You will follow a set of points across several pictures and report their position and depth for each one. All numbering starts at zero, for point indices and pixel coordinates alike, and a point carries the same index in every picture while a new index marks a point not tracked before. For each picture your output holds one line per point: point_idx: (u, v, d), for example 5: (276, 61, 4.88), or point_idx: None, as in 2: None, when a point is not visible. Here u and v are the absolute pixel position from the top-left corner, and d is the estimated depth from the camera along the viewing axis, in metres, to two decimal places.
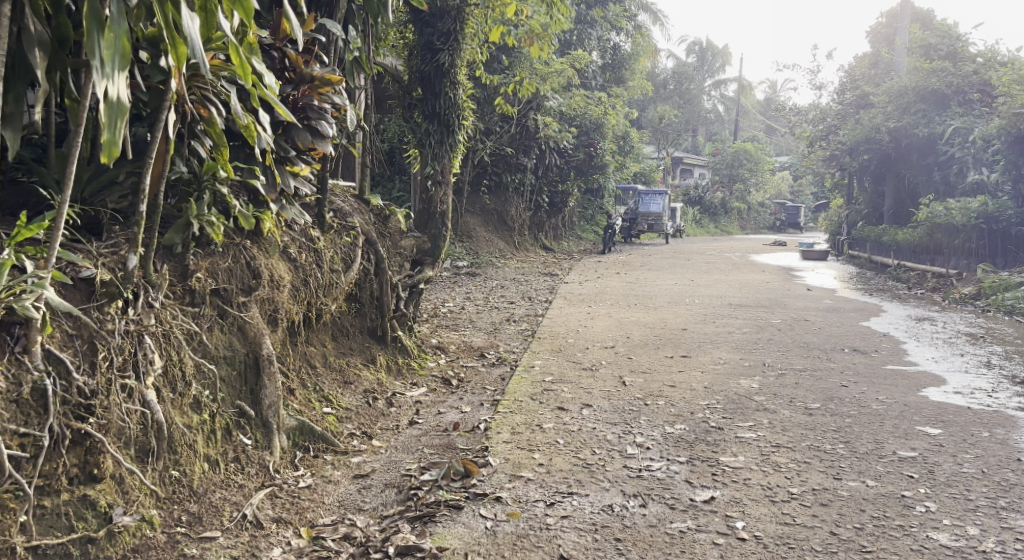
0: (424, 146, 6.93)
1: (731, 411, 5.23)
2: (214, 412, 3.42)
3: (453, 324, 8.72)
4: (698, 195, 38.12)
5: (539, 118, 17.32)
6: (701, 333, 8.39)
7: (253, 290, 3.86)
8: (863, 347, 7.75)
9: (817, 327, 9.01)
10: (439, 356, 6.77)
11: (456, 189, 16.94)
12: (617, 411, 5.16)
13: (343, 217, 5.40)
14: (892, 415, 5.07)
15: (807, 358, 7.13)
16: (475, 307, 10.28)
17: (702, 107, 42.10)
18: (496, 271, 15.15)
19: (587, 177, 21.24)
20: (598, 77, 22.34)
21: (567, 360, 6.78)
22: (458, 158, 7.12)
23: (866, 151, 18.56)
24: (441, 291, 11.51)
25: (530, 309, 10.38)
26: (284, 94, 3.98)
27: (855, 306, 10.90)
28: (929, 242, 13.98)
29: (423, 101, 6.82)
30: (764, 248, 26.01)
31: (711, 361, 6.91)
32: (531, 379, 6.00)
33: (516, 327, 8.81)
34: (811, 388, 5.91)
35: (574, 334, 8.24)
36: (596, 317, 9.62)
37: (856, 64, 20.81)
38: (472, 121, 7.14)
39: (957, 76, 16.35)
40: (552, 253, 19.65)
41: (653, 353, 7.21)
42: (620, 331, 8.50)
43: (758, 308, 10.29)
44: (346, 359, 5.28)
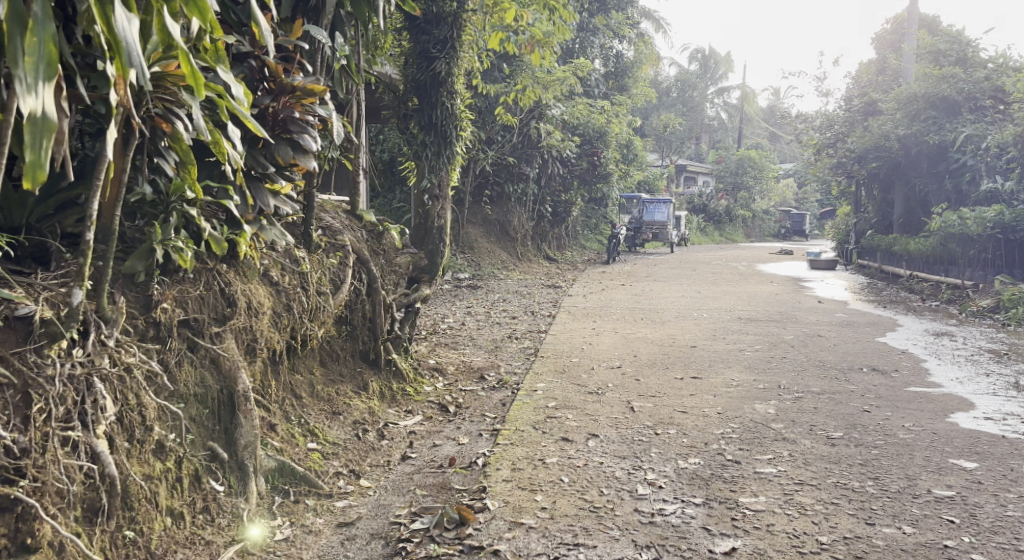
0: (420, 158, 6.62)
1: (748, 442, 4.89)
2: (180, 458, 3.10)
3: (452, 342, 8.39)
4: (703, 203, 37.79)
5: (541, 126, 17.05)
6: (711, 351, 8.06)
7: (227, 318, 3.53)
8: (883, 365, 7.42)
9: (832, 343, 8.67)
10: (437, 379, 6.43)
11: (456, 199, 16.65)
12: (625, 442, 4.83)
13: (332, 236, 5.08)
14: (922, 446, 4.75)
15: (823, 379, 6.80)
16: (476, 322, 9.95)
17: (704, 115, 41.83)
18: (499, 283, 14.84)
19: (590, 186, 20.93)
20: (601, 85, 22.05)
21: (572, 383, 6.44)
22: (456, 171, 6.79)
23: (875, 159, 18.13)
24: (441, 305, 11.19)
25: (533, 324, 10.05)
26: (262, 106, 3.65)
27: (869, 319, 10.56)
28: (943, 252, 13.65)
29: (420, 111, 6.50)
30: (770, 256, 25.66)
31: (723, 383, 6.57)
32: (533, 405, 5.67)
33: (518, 345, 8.48)
34: (832, 415, 5.58)
35: (579, 352, 7.90)
36: (601, 333, 9.28)
37: (863, 71, 20.54)
38: (470, 132, 6.83)
39: (969, 82, 16.05)
40: (555, 264, 19.34)
41: (661, 374, 6.87)
42: (627, 349, 8.18)
43: (768, 323, 9.95)
44: (335, 387, 4.96)
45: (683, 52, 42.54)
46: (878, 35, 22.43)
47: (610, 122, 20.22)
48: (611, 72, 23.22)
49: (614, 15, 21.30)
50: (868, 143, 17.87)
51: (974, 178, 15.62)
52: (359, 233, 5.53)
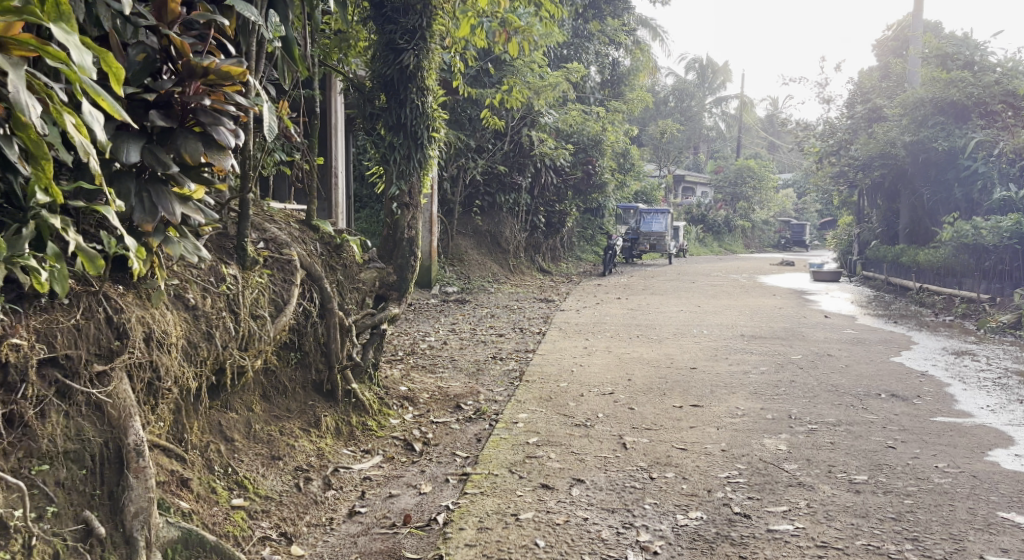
0: (387, 163, 5.90)
1: (759, 488, 4.21)
2: (32, 540, 2.43)
3: (430, 364, 7.69)
4: (701, 213, 37.18)
5: (533, 134, 16.48)
6: (712, 373, 7.38)
7: (115, 354, 2.82)
8: (903, 390, 6.75)
9: (844, 364, 7.98)
10: (406, 410, 5.74)
11: (445, 210, 15.97)
12: (615, 489, 4.14)
13: (277, 251, 4.40)
14: (962, 496, 4.11)
15: (839, 407, 6.11)
16: (459, 341, 9.25)
17: (702, 124, 41.30)
18: (489, 297, 14.17)
19: (585, 196, 20.28)
20: (596, 93, 21.44)
21: (558, 414, 5.75)
22: (429, 179, 6.12)
23: (879, 166, 17.53)
24: (424, 323, 10.50)
25: (520, 343, 9.36)
26: (164, 91, 2.95)
27: (881, 336, 9.88)
28: (955, 264, 13.03)
29: (389, 112, 5.82)
30: (770, 268, 24.99)
31: (727, 413, 5.88)
32: (512, 441, 4.99)
33: (502, 366, 7.78)
34: (854, 452, 4.90)
35: (569, 376, 7.20)
36: (592, 352, 8.59)
37: (864, 77, 20.00)
38: (443, 133, 6.16)
39: (979, 86, 15.46)
40: (548, 276, 18.66)
41: (657, 401, 6.17)
42: (621, 371, 7.50)
43: (773, 341, 9.28)
44: (278, 426, 4.26)
45: (681, 60, 42.07)
46: (879, 41, 21.89)
47: (606, 130, 19.64)
48: (607, 80, 22.70)
49: (610, 21, 20.75)
50: (873, 150, 17.22)
51: (986, 187, 15.02)
52: (311, 247, 4.84)
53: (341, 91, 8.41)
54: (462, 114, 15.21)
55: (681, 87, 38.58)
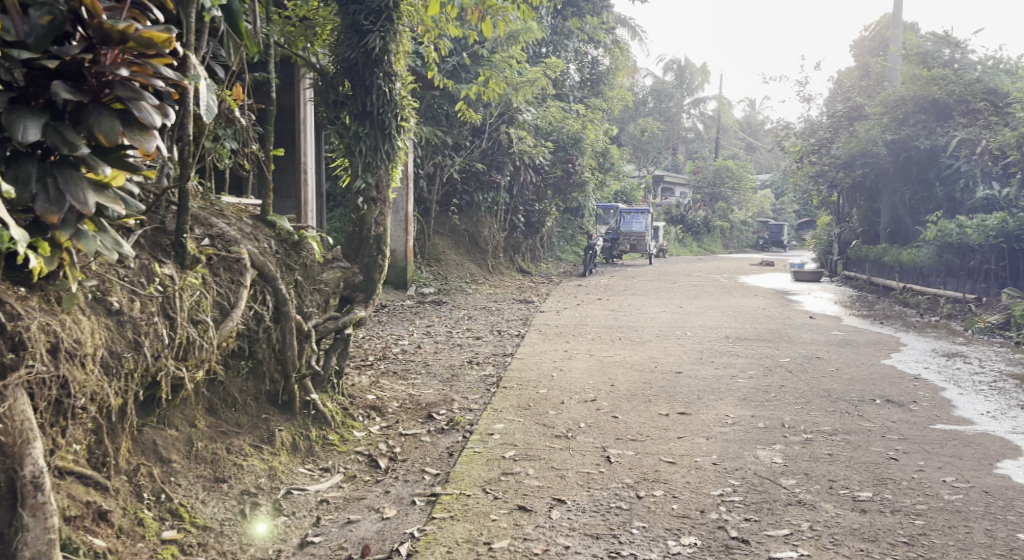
0: (351, 154, 5.49)
1: (756, 508, 3.83)
2: None
3: (402, 370, 7.27)
4: (681, 213, 36.87)
5: (511, 131, 16.13)
6: (697, 378, 7.02)
7: (10, 368, 2.44)
8: (898, 394, 6.42)
9: (834, 367, 7.63)
10: (373, 422, 5.32)
11: (421, 208, 15.56)
12: (598, 511, 3.76)
13: (224, 249, 3.98)
14: (976, 516, 3.76)
15: (833, 414, 5.75)
16: (434, 345, 8.84)
17: (681, 124, 41.16)
18: (466, 298, 13.78)
19: (564, 196, 19.89)
20: (576, 92, 21.11)
21: (537, 424, 5.36)
22: (398, 174, 5.73)
23: (861, 165, 17.09)
24: (398, 325, 10.08)
25: (497, 346, 8.97)
26: (73, 60, 2.54)
27: (868, 338, 9.56)
28: (939, 263, 12.78)
29: (354, 99, 5.42)
30: (751, 268, 24.75)
31: (717, 421, 5.51)
32: (486, 457, 4.60)
33: (478, 372, 7.36)
34: (854, 465, 4.53)
35: (549, 382, 6.81)
36: (573, 356, 8.20)
37: (844, 76, 19.82)
38: (413, 123, 5.77)
39: (960, 84, 15.29)
40: (527, 277, 18.29)
41: (642, 409, 5.80)
42: (603, 376, 7.13)
43: (760, 343, 8.93)
44: (225, 443, 3.84)
45: (659, 61, 41.90)
46: (857, 41, 21.77)
47: (585, 128, 19.33)
48: (586, 79, 22.30)
49: (589, 18, 20.45)
50: (854, 148, 16.81)
51: (969, 185, 14.71)
52: (266, 244, 4.43)
53: (311, 94, 8.65)
54: (438, 111, 14.83)
55: (660, 87, 38.39)
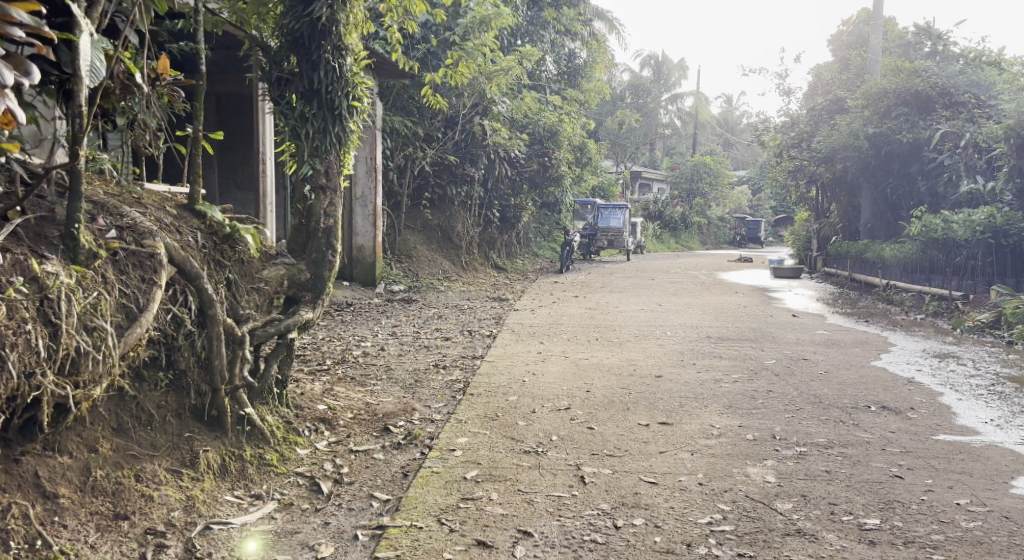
0: (297, 137, 5.00)
1: (749, 540, 3.35)
2: None
3: (360, 377, 6.72)
4: (658, 210, 36.44)
5: (485, 123, 15.57)
6: (679, 383, 6.54)
7: None
8: (893, 398, 5.95)
9: (823, 370, 7.15)
10: (320, 438, 4.78)
11: (392, 202, 15.00)
12: (568, 546, 3.27)
13: (137, 242, 3.45)
14: (1002, 552, 3.26)
15: (826, 424, 5.24)
16: (399, 347, 8.29)
17: (659, 120, 40.78)
18: (437, 295, 13.25)
19: (541, 190, 19.36)
20: (553, 85, 20.61)
21: (504, 438, 4.84)
22: (351, 159, 5.28)
23: (843, 160, 16.25)
24: (362, 326, 9.53)
25: (466, 347, 8.43)
26: None
27: (855, 337, 9.09)
28: (922, 260, 12.31)
29: (301, 78, 4.94)
30: (729, 265, 24.38)
31: (700, 433, 5.02)
32: (444, 480, 4.08)
33: (445, 377, 6.81)
34: (855, 485, 4.03)
35: (520, 389, 6.27)
36: (547, 359, 7.67)
37: (824, 69, 19.44)
38: (367, 104, 5.30)
39: (941, 77, 14.99)
40: (503, 273, 17.78)
41: (620, 419, 5.30)
42: (578, 381, 6.64)
43: (742, 344, 8.47)
44: (134, 469, 3.32)
45: (637, 56, 41.49)
46: (834, 36, 21.50)
47: (562, 121, 18.81)
48: (563, 72, 21.84)
49: (566, 9, 20.00)
50: (835, 142, 16.08)
51: (954, 180, 14.02)
52: (189, 238, 3.91)
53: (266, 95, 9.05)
54: (408, 101, 14.34)
55: (638, 82, 37.96)
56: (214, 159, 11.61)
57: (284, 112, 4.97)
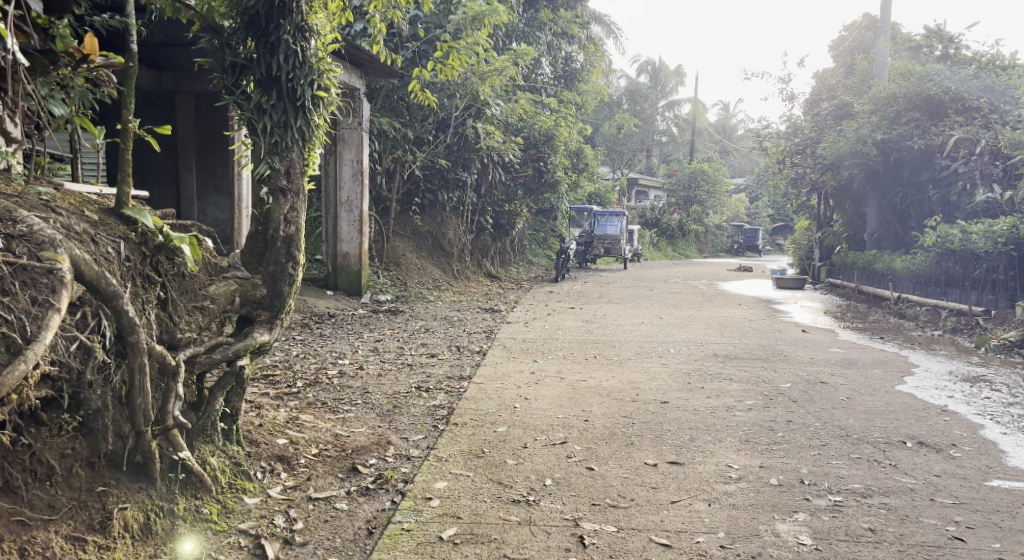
0: (253, 132, 4.41)
1: None
2: None
3: (333, 402, 6.05)
4: (654, 217, 35.80)
5: (478, 125, 14.88)
6: (686, 411, 5.89)
7: None
8: (928, 431, 5.28)
9: (844, 395, 6.49)
10: (275, 481, 4.14)
11: (381, 207, 14.36)
12: None
13: (33, 255, 2.85)
14: None
15: (859, 465, 4.54)
16: (380, 365, 7.60)
17: (656, 127, 40.24)
18: (427, 306, 12.57)
19: (536, 197, 18.71)
20: (550, 88, 19.99)
21: (488, 483, 4.19)
22: (315, 156, 4.72)
23: (849, 167, 15.73)
24: (342, 341, 8.84)
25: (453, 366, 7.75)
26: None
27: (873, 355, 8.41)
28: (937, 273, 11.63)
29: (258, 65, 4.37)
30: (730, 274, 23.72)
31: (715, 476, 4.35)
32: (418, 541, 3.46)
33: (427, 402, 6.15)
34: (909, 551, 3.38)
35: (509, 418, 5.60)
36: (540, 381, 6.98)
37: (829, 73, 18.83)
38: (335, 95, 4.73)
39: (954, 81, 14.26)
40: (496, 282, 17.12)
41: (623, 457, 4.66)
42: (576, 407, 5.98)
43: (751, 364, 7.83)
44: (18, 542, 2.75)
45: (635, 62, 40.98)
46: (835, 41, 21.01)
47: (558, 125, 18.16)
48: (560, 76, 21.28)
49: (563, 12, 19.44)
50: (842, 148, 15.63)
51: (968, 188, 13.31)
52: (108, 249, 3.26)
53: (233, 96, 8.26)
54: (398, 102, 13.74)
55: (635, 88, 37.44)
56: (192, 160, 11.01)
57: (240, 103, 4.38)
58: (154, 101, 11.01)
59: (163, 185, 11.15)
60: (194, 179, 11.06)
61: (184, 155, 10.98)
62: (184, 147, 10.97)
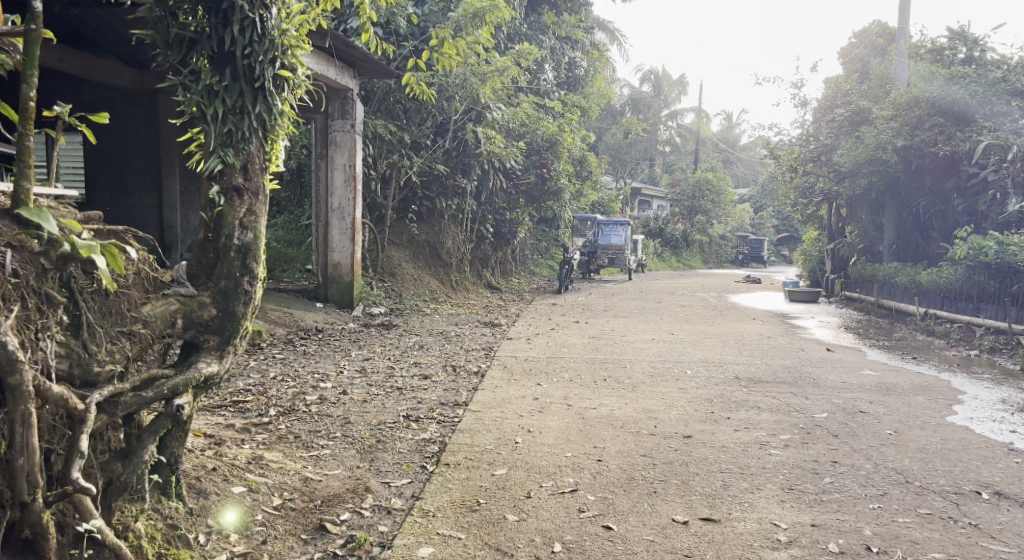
0: (203, 119, 3.70)
1: None
2: None
3: (308, 435, 5.28)
4: (659, 226, 35.50)
5: (478, 129, 14.13)
6: (712, 448, 5.13)
7: None
8: (1003, 477, 4.50)
9: (892, 428, 5.71)
10: (221, 548, 3.43)
11: (375, 215, 13.61)
12: None
13: None
14: None
15: (932, 524, 3.77)
16: (366, 389, 6.83)
17: (660, 137, 39.58)
18: (423, 319, 11.82)
19: (539, 204, 17.96)
20: (553, 93, 19.27)
21: (484, 551, 3.50)
22: (280, 149, 3.95)
23: (866, 176, 15.02)
24: (327, 360, 8.05)
25: (448, 389, 6.97)
26: None
27: (911, 379, 7.62)
28: (968, 288, 10.85)
29: (209, 40, 3.69)
30: (738, 285, 22.97)
31: (760, 539, 3.62)
32: None
33: (416, 436, 5.39)
34: None
35: (510, 457, 4.83)
36: (545, 409, 6.19)
37: (843, 79, 18.08)
38: (304, 76, 4.00)
39: (982, 84, 13.46)
40: (497, 293, 16.37)
41: (647, 512, 3.93)
42: (587, 442, 5.22)
43: (777, 389, 7.05)
44: None
45: (638, 70, 40.37)
46: (845, 49, 20.36)
47: (561, 131, 17.42)
48: (563, 82, 20.63)
49: (567, 16, 18.80)
50: (860, 155, 14.90)
51: (999, 197, 12.55)
52: None
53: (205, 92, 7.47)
54: (395, 104, 13.04)
55: (638, 96, 36.74)
56: (175, 163, 10.33)
57: (187, 85, 3.68)
58: (131, 101, 10.25)
59: (143, 191, 10.39)
60: (177, 183, 10.36)
61: (168, 158, 10.27)
62: (167, 150, 10.27)
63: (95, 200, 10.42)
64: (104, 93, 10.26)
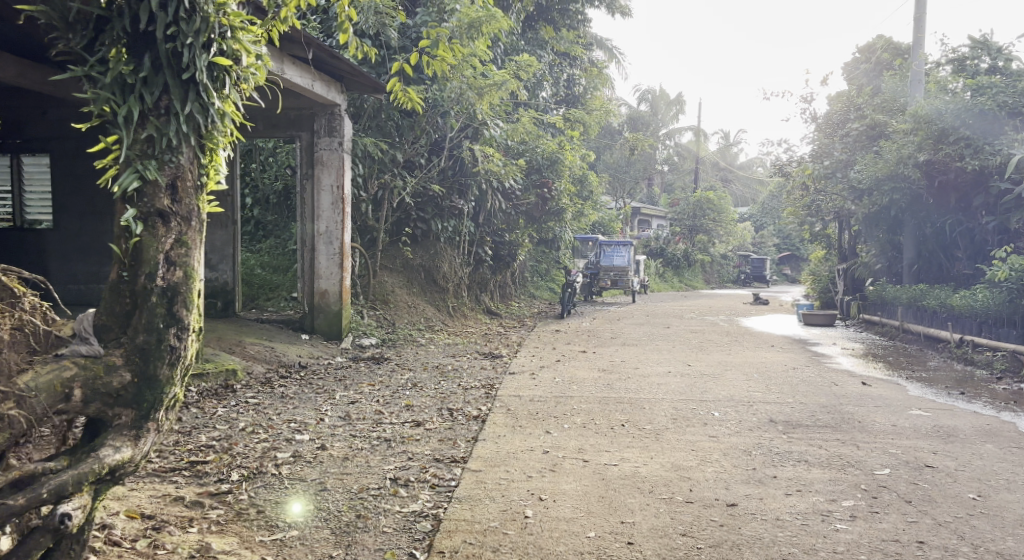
0: (117, 119, 3.08)
1: None
2: None
3: (274, 508, 4.37)
4: (660, 247, 34.53)
5: (474, 147, 13.30)
6: (763, 523, 4.20)
7: None
8: None
9: (972, 488, 4.80)
10: None
11: (366, 238, 12.72)
12: None
13: None
14: None
15: None
16: (348, 442, 5.90)
17: (657, 157, 38.82)
18: (418, 350, 10.92)
19: (539, 225, 17.05)
20: (552, 110, 18.45)
21: None
22: (222, 160, 3.32)
23: (885, 193, 14.28)
24: (307, 404, 7.12)
25: (443, 440, 6.04)
26: None
27: (972, 422, 6.69)
28: (1011, 313, 9.97)
29: (121, 17, 3.08)
30: (746, 308, 22.03)
31: None
32: None
33: (406, 507, 4.46)
34: None
35: (519, 541, 3.92)
36: (559, 467, 5.25)
37: (854, 94, 17.27)
38: (250, 77, 3.46)
39: (1011, 94, 12.37)
40: (496, 319, 15.46)
41: None
42: (613, 515, 4.30)
43: (822, 437, 6.12)
44: None
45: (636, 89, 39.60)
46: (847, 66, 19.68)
47: (562, 148, 16.55)
48: (561, 99, 19.83)
49: (567, 31, 17.99)
50: (880, 171, 14.19)
51: None
52: None
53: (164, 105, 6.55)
54: (387, 120, 12.20)
55: (637, 115, 35.87)
56: None
57: (95, 76, 3.07)
58: None
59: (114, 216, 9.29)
60: None
61: None
62: None
63: (63, 226, 9.37)
64: (71, 109, 9.26)
